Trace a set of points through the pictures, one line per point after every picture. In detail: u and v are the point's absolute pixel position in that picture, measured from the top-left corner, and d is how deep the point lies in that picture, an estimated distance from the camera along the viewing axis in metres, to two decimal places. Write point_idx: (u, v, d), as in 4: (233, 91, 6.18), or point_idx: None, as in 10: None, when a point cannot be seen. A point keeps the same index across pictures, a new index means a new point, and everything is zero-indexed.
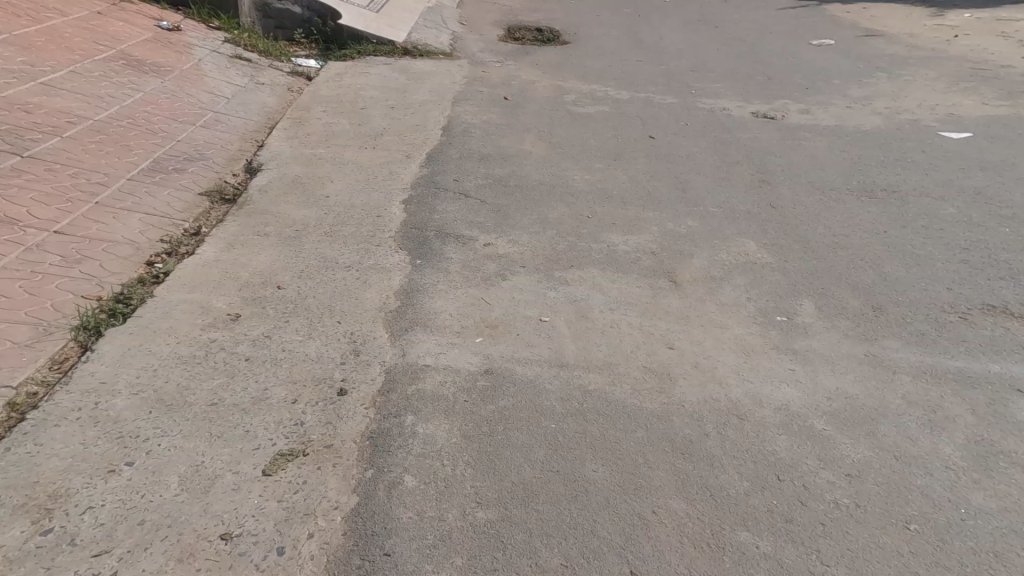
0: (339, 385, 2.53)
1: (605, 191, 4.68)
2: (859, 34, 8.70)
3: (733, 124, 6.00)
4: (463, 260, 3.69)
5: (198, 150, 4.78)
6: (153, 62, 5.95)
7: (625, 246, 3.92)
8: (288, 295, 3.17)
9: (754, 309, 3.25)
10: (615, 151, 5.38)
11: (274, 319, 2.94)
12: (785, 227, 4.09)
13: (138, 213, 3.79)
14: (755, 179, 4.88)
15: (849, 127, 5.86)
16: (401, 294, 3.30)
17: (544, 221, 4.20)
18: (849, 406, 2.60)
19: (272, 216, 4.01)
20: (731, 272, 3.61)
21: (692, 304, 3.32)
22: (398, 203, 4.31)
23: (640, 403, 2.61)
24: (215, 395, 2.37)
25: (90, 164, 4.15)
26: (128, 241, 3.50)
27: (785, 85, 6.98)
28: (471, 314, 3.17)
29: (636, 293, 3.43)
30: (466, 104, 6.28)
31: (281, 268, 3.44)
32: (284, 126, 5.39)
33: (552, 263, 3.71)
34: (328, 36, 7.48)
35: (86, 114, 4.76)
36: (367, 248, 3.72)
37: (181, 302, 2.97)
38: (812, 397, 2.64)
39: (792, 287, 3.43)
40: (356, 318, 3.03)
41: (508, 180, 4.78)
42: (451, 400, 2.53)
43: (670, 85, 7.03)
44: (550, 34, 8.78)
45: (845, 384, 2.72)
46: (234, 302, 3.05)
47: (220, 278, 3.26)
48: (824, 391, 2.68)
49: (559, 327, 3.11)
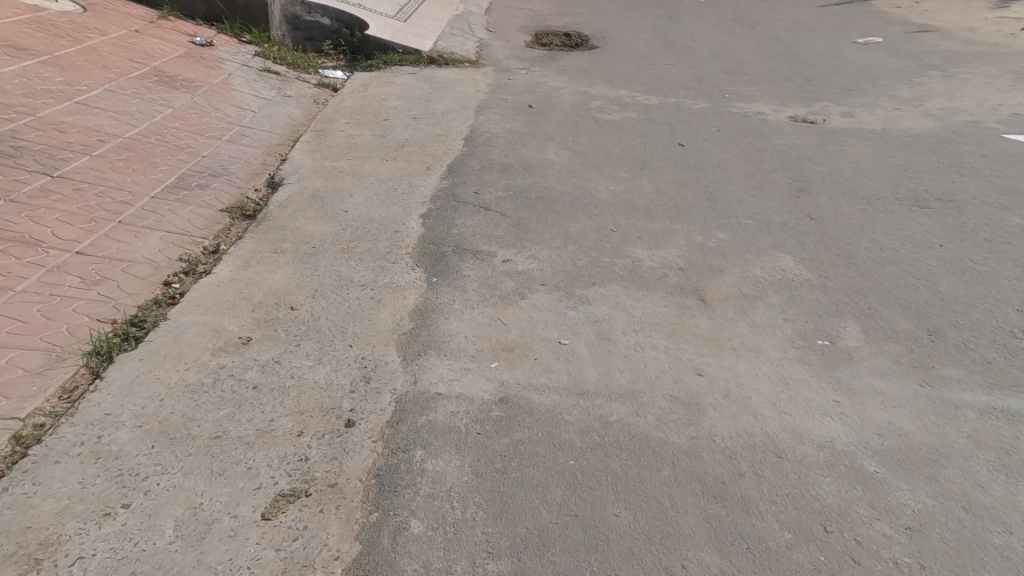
0: (347, 415, 2.43)
1: (630, 203, 4.49)
2: (909, 30, 8.26)
3: (768, 129, 5.72)
4: (481, 277, 3.56)
5: (221, 166, 4.78)
6: (184, 78, 6.03)
7: (650, 262, 3.73)
8: (300, 316, 3.10)
9: (792, 331, 3.01)
10: (641, 160, 5.18)
11: (284, 343, 2.87)
12: (826, 240, 3.84)
13: (159, 232, 3.79)
14: (792, 188, 4.61)
15: (898, 131, 5.52)
16: (415, 314, 3.19)
17: (566, 235, 4.04)
18: (905, 445, 2.35)
19: (289, 233, 3.96)
20: (765, 289, 3.38)
21: (722, 325, 3.10)
22: (416, 217, 4.21)
23: (666, 437, 2.41)
24: (219, 427, 2.30)
25: (116, 183, 4.17)
26: (147, 261, 3.49)
27: (825, 86, 6.65)
28: (487, 336, 3.03)
29: (662, 313, 3.23)
30: (490, 113, 6.17)
31: (295, 287, 3.37)
32: (306, 139, 5.37)
33: (573, 280, 3.55)
34: (355, 46, 7.47)
35: (115, 132, 4.81)
36: (383, 265, 3.63)
37: (193, 325, 2.92)
38: (860, 433, 2.40)
39: (834, 306, 3.18)
40: (367, 341, 2.93)
41: (530, 192, 4.63)
42: (464, 432, 2.40)
43: (702, 89, 6.78)
44: (578, 38, 8.62)
45: (898, 419, 2.47)
46: (246, 324, 2.99)
47: (234, 298, 3.21)
48: (874, 426, 2.43)
49: (579, 350, 2.94)
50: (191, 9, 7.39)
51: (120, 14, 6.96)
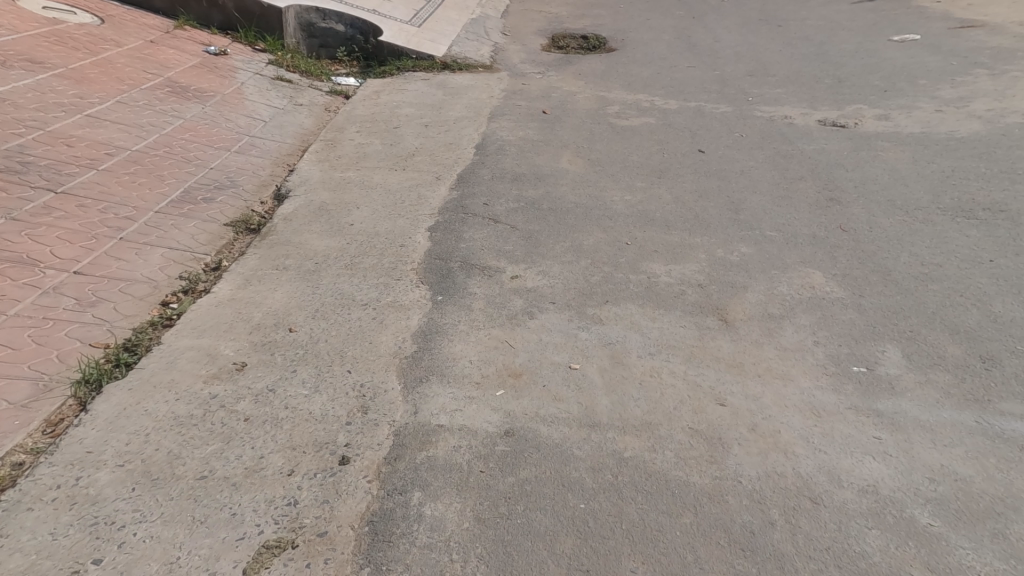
0: (341, 451, 2.33)
1: (647, 214, 4.29)
2: (949, 26, 7.87)
3: (796, 134, 5.46)
4: (488, 295, 3.40)
5: (228, 178, 4.69)
6: (196, 88, 5.99)
7: (667, 278, 3.53)
8: (298, 338, 2.97)
9: (824, 356, 2.78)
10: (660, 168, 4.97)
11: (280, 369, 2.74)
12: (859, 256, 3.64)
13: (161, 248, 3.69)
14: (821, 198, 4.38)
15: (939, 135, 5.22)
16: (419, 336, 3.03)
17: (579, 249, 3.86)
18: (963, 493, 2.11)
19: (292, 248, 3.84)
20: (793, 309, 3.17)
21: (746, 349, 2.88)
22: (423, 230, 4.06)
23: (687, 477, 2.19)
24: (206, 465, 2.24)
25: (121, 198, 4.10)
26: (146, 280, 3.39)
27: (858, 87, 6.35)
28: (492, 361, 2.86)
29: (680, 335, 3.02)
30: (503, 119, 6.01)
31: (295, 307, 3.24)
32: (315, 149, 5.27)
33: (584, 298, 3.36)
34: (369, 53, 7.38)
35: (124, 145, 4.76)
36: (388, 282, 3.49)
37: (188, 350, 2.81)
38: (908, 477, 2.16)
39: (871, 328, 2.94)
40: (366, 367, 2.79)
41: (542, 203, 4.45)
42: (465, 471, 2.25)
43: (724, 92, 6.53)
44: (596, 41, 8.42)
45: (952, 461, 2.22)
46: (241, 348, 2.86)
47: (232, 320, 3.08)
48: (924, 469, 2.19)
49: (591, 376, 2.75)
50: (206, 18, 7.36)
51: (137, 24, 6.97)
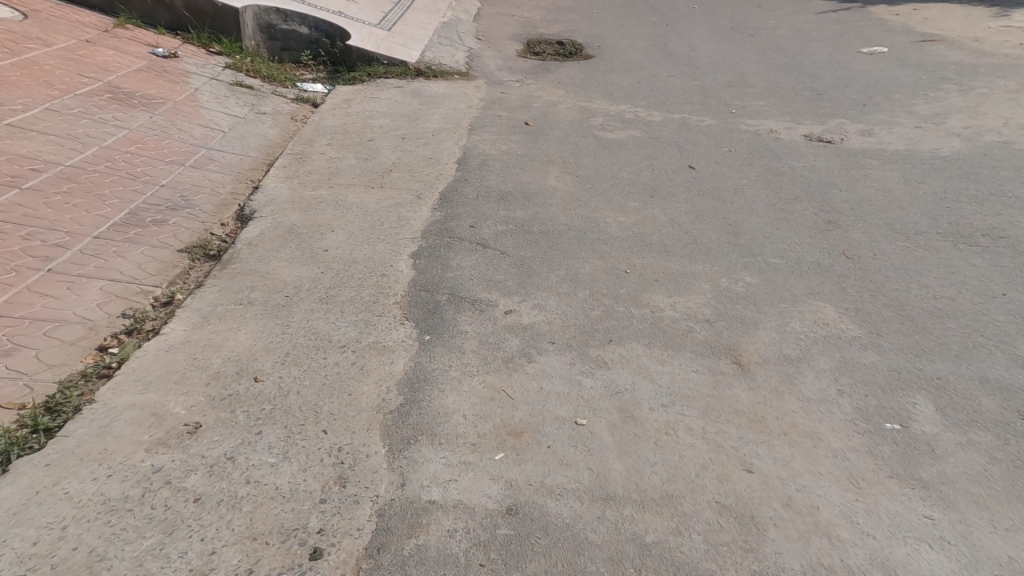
0: (313, 540, 1.97)
1: (642, 237, 4.03)
2: (914, 39, 7.90)
3: (784, 150, 5.29)
4: (480, 333, 3.08)
5: (181, 197, 4.25)
6: (143, 94, 5.50)
7: (671, 313, 3.28)
8: (266, 390, 2.59)
9: (853, 408, 2.58)
10: (651, 186, 4.72)
11: (241, 430, 2.34)
12: (869, 286, 3.45)
13: (99, 281, 3.26)
14: (819, 221, 4.18)
15: (925, 152, 5.10)
16: (405, 385, 2.71)
17: (575, 279, 3.57)
18: None
19: (258, 279, 3.44)
20: (809, 351, 2.95)
21: (767, 400, 2.67)
22: (404, 256, 3.71)
23: (721, 571, 1.97)
24: (139, 568, 1.86)
25: (51, 222, 3.63)
26: (79, 319, 2.95)
27: (839, 101, 6.23)
28: (489, 417, 2.56)
29: (692, 383, 2.79)
30: (483, 131, 5.70)
31: (261, 350, 2.85)
32: (284, 163, 4.87)
33: (585, 337, 3.08)
34: (336, 57, 6.99)
35: (56, 159, 4.27)
36: (368, 319, 3.14)
37: (128, 408, 2.39)
38: (973, 571, 1.97)
39: (897, 374, 2.75)
40: (344, 426, 2.43)
41: (531, 224, 4.15)
42: (462, 566, 1.94)
43: (707, 104, 6.35)
44: (573, 48, 8.19)
45: (1018, 550, 2.03)
46: (195, 404, 2.45)
47: (185, 368, 2.66)
48: (989, 560, 2.00)
49: (601, 435, 2.50)
50: (152, 17, 6.83)
51: (69, 23, 6.41)
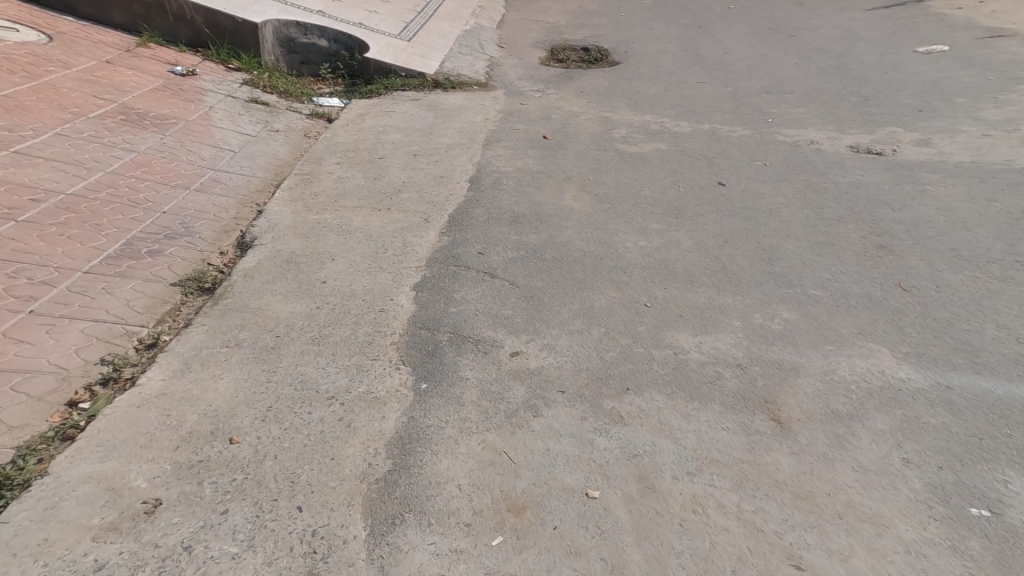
0: None
1: (666, 265, 3.65)
2: (976, 36, 7.28)
3: (826, 162, 4.84)
4: (483, 380, 2.76)
5: (181, 224, 4.06)
6: (155, 115, 5.38)
7: (697, 356, 2.90)
8: (240, 454, 2.33)
9: (927, 486, 2.21)
10: (676, 206, 4.33)
11: (205, 509, 2.10)
12: (933, 326, 3.02)
13: (83, 322, 3.06)
14: (868, 245, 3.74)
15: (994, 164, 4.59)
16: (396, 446, 2.40)
17: (590, 314, 3.22)
18: None
19: (249, 316, 3.18)
20: (863, 407, 2.57)
21: (814, 469, 2.30)
22: (407, 289, 3.42)
23: None
24: None
25: (41, 257, 3.47)
26: (56, 370, 2.75)
27: (889, 107, 5.72)
28: (488, 488, 2.24)
29: (724, 445, 2.42)
30: (499, 145, 5.40)
31: (242, 402, 2.58)
32: (289, 185, 4.64)
33: (599, 386, 2.72)
34: (354, 70, 6.81)
35: (56, 187, 4.12)
36: (361, 363, 2.85)
37: (85, 483, 2.17)
38: None
39: (978, 443, 2.37)
40: (322, 502, 2.16)
41: (545, 251, 3.81)
42: None
43: (740, 112, 5.92)
44: (598, 54, 7.84)
45: None
46: (159, 474, 2.22)
47: (155, 428, 2.43)
48: None
49: (616, 513, 2.15)
50: (173, 34, 6.76)
51: (91, 42, 6.37)
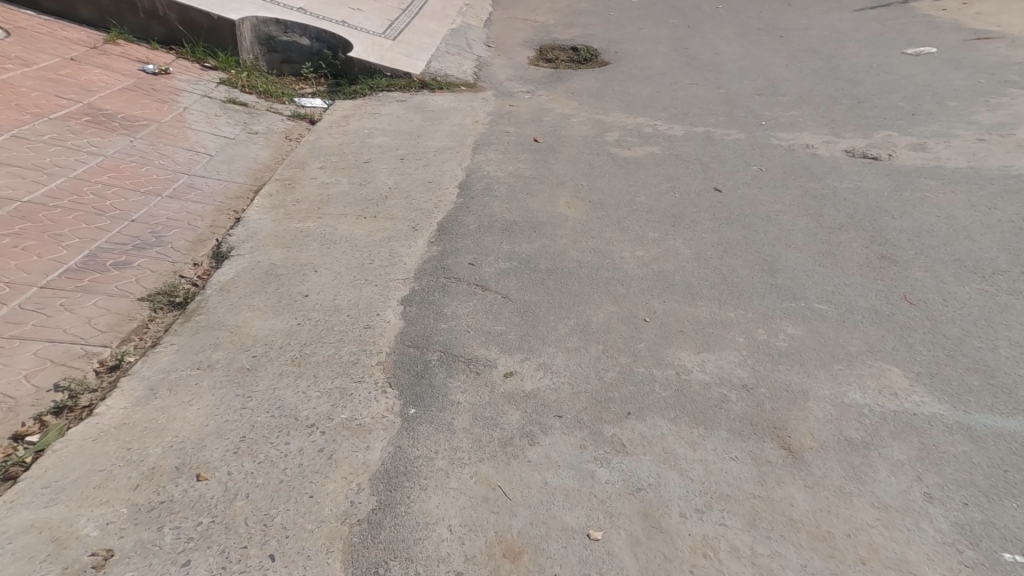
0: None
1: (664, 276, 3.49)
2: (964, 38, 7.24)
3: (823, 167, 4.72)
4: (475, 405, 2.56)
5: (152, 233, 3.82)
6: (125, 116, 5.11)
7: (701, 376, 2.73)
8: (207, 493, 2.12)
9: (953, 526, 2.07)
10: (673, 213, 4.18)
11: (163, 562, 1.90)
12: (943, 343, 2.89)
13: (36, 344, 2.82)
14: (871, 255, 3.61)
15: (991, 169, 4.50)
16: (381, 480, 2.21)
17: (587, 330, 3.04)
18: None
19: (224, 333, 2.95)
20: (878, 433, 2.42)
21: (832, 506, 2.14)
22: (393, 303, 3.21)
23: None
24: None
25: None
26: (3, 400, 2.52)
27: (883, 110, 5.63)
28: (482, 529, 2.06)
29: (735, 477, 2.25)
30: (489, 149, 5.21)
31: (212, 433, 2.36)
32: (270, 190, 4.41)
33: (600, 410, 2.54)
34: (337, 69, 6.58)
35: (15, 194, 3.86)
36: (344, 386, 2.63)
37: (27, 533, 1.96)
38: None
39: (1003, 477, 2.24)
40: (297, 549, 1.97)
41: (538, 261, 3.63)
42: None
43: (733, 115, 5.78)
44: (588, 54, 7.69)
45: None
46: (113, 520, 2.02)
47: (112, 465, 2.21)
48: None
49: (621, 558, 1.98)
50: (146, 30, 6.48)
51: (58, 39, 6.06)
